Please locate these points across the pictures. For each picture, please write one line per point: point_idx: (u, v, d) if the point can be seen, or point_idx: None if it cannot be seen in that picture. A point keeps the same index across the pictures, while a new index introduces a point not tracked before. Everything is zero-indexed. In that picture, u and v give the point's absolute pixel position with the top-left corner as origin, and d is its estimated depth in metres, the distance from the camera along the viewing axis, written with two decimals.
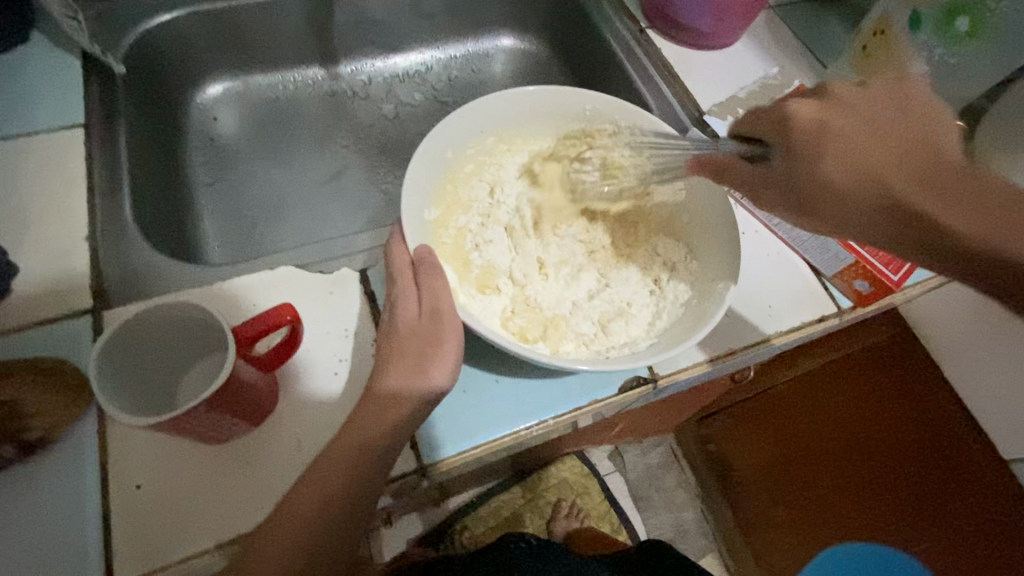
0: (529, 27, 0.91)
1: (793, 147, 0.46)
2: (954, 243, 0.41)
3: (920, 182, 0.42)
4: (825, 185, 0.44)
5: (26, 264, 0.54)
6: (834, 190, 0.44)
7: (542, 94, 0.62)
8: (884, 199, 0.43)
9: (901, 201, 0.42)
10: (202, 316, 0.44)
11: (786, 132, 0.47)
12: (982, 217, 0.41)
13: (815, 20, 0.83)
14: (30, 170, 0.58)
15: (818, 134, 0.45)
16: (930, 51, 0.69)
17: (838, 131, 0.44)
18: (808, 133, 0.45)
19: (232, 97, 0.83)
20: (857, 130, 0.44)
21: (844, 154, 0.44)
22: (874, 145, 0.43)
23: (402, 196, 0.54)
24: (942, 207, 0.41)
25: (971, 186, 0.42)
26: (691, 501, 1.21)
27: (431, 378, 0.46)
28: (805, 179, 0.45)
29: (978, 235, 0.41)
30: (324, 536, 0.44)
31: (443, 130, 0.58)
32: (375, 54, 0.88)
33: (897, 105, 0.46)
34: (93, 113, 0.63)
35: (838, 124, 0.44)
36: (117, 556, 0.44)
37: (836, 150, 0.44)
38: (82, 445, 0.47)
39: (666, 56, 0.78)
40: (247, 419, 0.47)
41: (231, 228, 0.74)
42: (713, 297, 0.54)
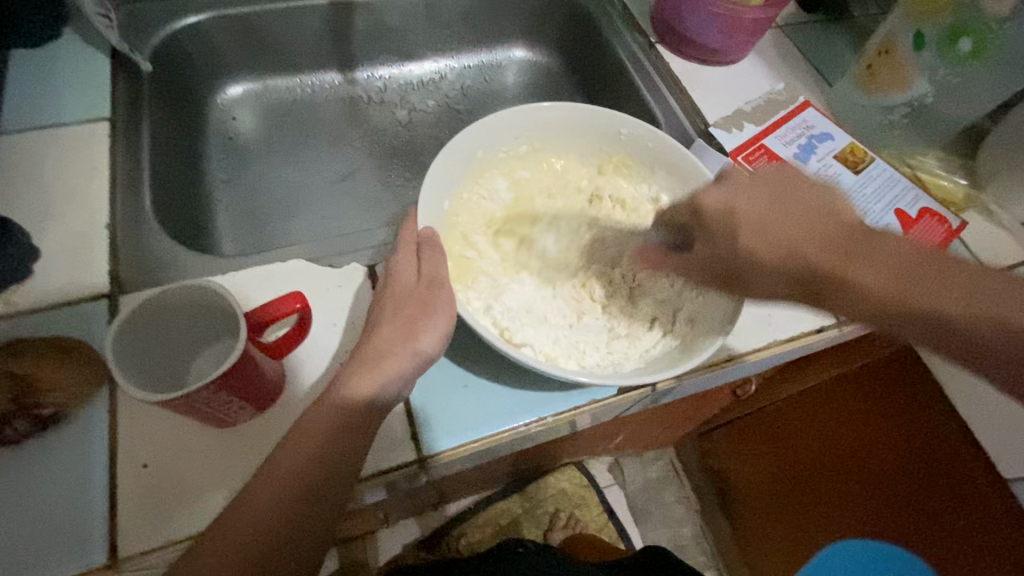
0: (542, 40, 0.94)
1: (710, 235, 0.48)
2: (871, 301, 0.42)
3: (835, 250, 0.43)
4: (747, 264, 0.46)
5: (48, 249, 0.56)
6: (762, 268, 0.45)
7: (578, 111, 0.64)
8: (802, 266, 0.44)
9: (817, 267, 0.43)
10: (212, 299, 0.45)
11: (701, 221, 0.49)
12: (890, 274, 0.41)
13: (821, 41, 0.85)
14: (56, 159, 0.61)
15: (729, 222, 0.47)
16: (932, 71, 0.70)
17: (745, 210, 0.47)
18: (718, 220, 0.48)
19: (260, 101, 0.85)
20: (758, 209, 0.46)
21: (765, 236, 0.45)
22: (779, 220, 0.45)
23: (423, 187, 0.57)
24: (857, 266, 0.42)
25: (875, 248, 0.43)
26: (690, 517, 1.20)
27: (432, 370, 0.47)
28: (727, 256, 0.47)
29: (895, 298, 0.41)
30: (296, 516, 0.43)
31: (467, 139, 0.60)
32: (392, 62, 0.91)
33: (782, 187, 0.47)
34: (118, 107, 0.66)
35: (746, 207, 0.47)
36: (122, 533, 0.45)
37: (748, 229, 0.46)
38: (91, 423, 0.48)
39: (675, 69, 0.79)
40: (254, 402, 0.48)
41: (246, 224, 0.76)
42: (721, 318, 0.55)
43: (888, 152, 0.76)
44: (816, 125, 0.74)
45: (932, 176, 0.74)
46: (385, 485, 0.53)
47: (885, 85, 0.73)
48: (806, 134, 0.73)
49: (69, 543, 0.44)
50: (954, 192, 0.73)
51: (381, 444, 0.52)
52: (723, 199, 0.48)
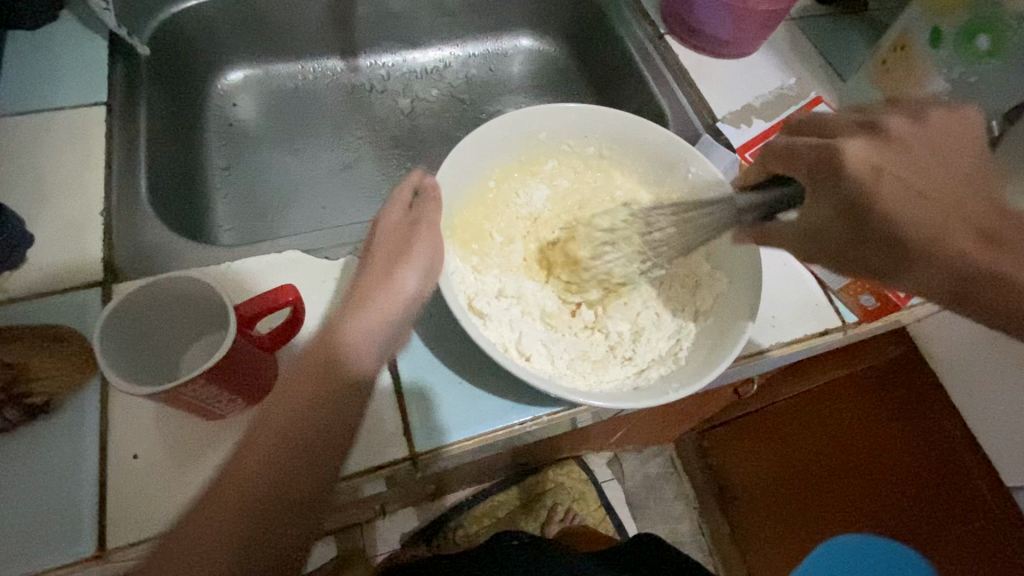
0: (550, 28, 0.92)
1: (851, 194, 0.43)
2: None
3: (983, 239, 0.41)
4: (894, 235, 0.42)
5: (42, 235, 0.55)
6: (915, 252, 0.42)
7: (650, 130, 0.62)
8: (952, 257, 0.41)
9: (969, 257, 0.41)
10: (203, 291, 0.45)
11: (837, 168, 0.43)
12: None
13: (834, 33, 0.82)
14: (51, 144, 0.60)
15: (877, 189, 0.42)
16: (949, 69, 0.66)
17: (894, 180, 0.42)
18: (866, 176, 0.42)
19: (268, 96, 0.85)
20: (910, 179, 0.42)
21: (923, 207, 0.42)
22: (938, 200, 0.42)
23: (463, 156, 0.59)
24: (1008, 266, 0.40)
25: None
26: (689, 514, 1.20)
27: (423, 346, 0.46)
28: (868, 220, 0.43)
29: None
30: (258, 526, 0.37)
31: (474, 142, 0.59)
32: (396, 49, 0.90)
33: (930, 159, 0.44)
34: (115, 92, 0.65)
35: (894, 167, 0.43)
36: (111, 524, 0.45)
37: (903, 202, 0.42)
38: (82, 413, 0.48)
39: (684, 62, 0.77)
40: (244, 396, 0.47)
41: (246, 213, 0.76)
42: (730, 334, 0.54)
43: None
44: None
45: None
46: (375, 481, 0.52)
47: (901, 79, 0.71)
48: None
49: (59, 531, 0.44)
50: None
51: (372, 439, 0.51)
52: (868, 159, 0.43)
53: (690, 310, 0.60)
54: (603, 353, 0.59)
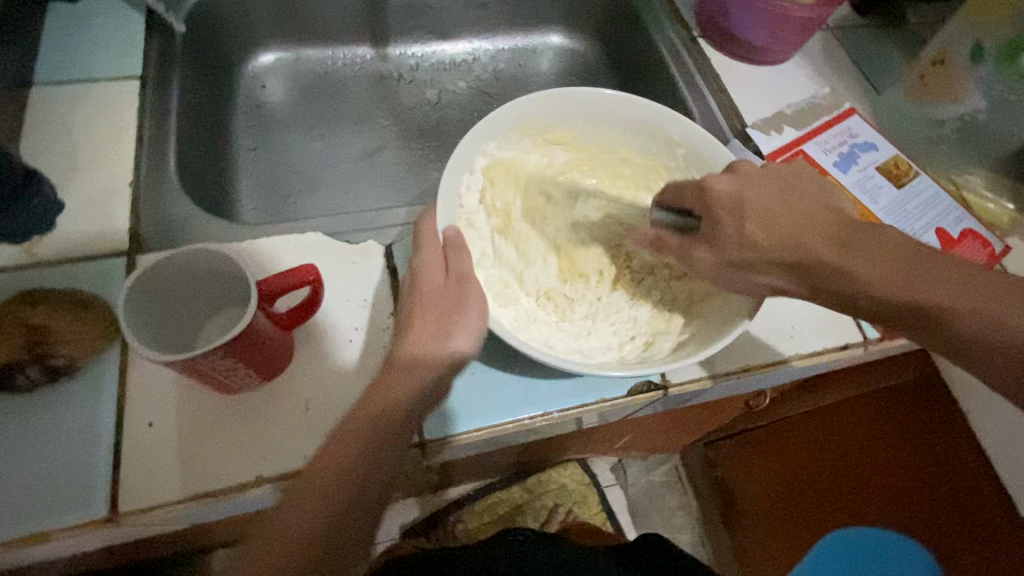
0: (581, 26, 0.92)
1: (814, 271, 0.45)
2: (878, 291, 0.42)
3: (832, 238, 0.45)
4: (747, 245, 0.47)
5: (72, 203, 0.56)
6: (761, 252, 0.46)
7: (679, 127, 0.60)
8: (795, 256, 0.45)
9: (814, 257, 0.45)
10: (226, 265, 0.45)
11: (708, 202, 0.50)
12: (880, 271, 0.42)
13: (871, 45, 0.81)
14: (84, 113, 0.61)
15: (735, 207, 0.48)
16: (989, 87, 0.67)
17: (754, 199, 0.48)
18: (725, 203, 0.49)
19: (301, 76, 0.86)
20: (767, 199, 0.48)
21: (767, 219, 0.47)
22: (783, 212, 0.47)
23: (499, 115, 0.59)
24: (855, 262, 0.43)
25: (865, 242, 0.44)
26: (691, 524, 1.18)
27: (455, 343, 0.46)
28: (730, 241, 0.48)
29: (900, 289, 0.42)
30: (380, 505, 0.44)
31: (515, 107, 0.59)
32: (425, 39, 0.90)
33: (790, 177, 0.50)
34: (149, 67, 0.66)
35: (854, 242, 0.44)
36: (122, 490, 0.45)
37: (752, 217, 0.47)
38: (99, 380, 0.49)
39: (715, 66, 0.77)
40: (260, 371, 0.48)
41: (269, 193, 0.77)
42: (725, 323, 0.54)
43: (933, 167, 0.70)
44: (859, 133, 0.70)
45: (977, 197, 0.69)
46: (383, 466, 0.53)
47: (936, 94, 0.70)
48: (849, 142, 0.70)
49: (75, 492, 0.45)
50: (998, 215, 0.67)
51: None
52: (731, 188, 0.49)
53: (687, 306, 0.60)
54: (583, 335, 0.60)
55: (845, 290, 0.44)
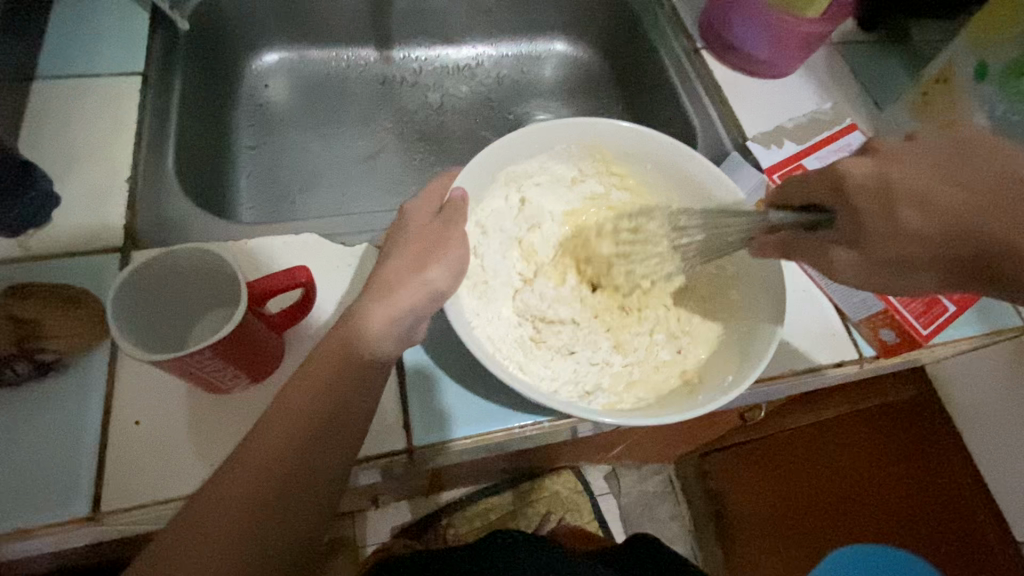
0: (585, 34, 0.92)
1: (855, 209, 0.44)
2: None
3: (994, 211, 0.40)
4: (894, 228, 0.42)
5: (69, 197, 0.56)
6: (925, 241, 0.41)
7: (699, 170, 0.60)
8: (963, 233, 0.41)
9: (993, 239, 0.40)
10: (217, 264, 0.45)
11: (846, 195, 0.45)
12: None
13: (874, 61, 0.81)
14: (86, 107, 0.61)
15: (884, 195, 0.43)
16: (992, 105, 0.64)
17: (903, 180, 0.42)
18: (866, 191, 0.44)
19: (346, 93, 0.86)
20: (926, 175, 0.42)
21: (927, 205, 0.41)
22: (944, 185, 0.41)
23: (519, 135, 0.59)
24: None
25: None
26: (683, 536, 1.18)
27: (430, 278, 0.47)
28: (881, 237, 0.43)
29: None
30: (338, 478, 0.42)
31: (571, 124, 0.61)
32: (430, 43, 0.90)
33: (948, 154, 0.43)
34: (151, 65, 0.66)
35: (902, 175, 0.42)
36: (107, 487, 0.45)
37: (907, 200, 0.42)
38: (88, 376, 0.48)
39: (718, 77, 0.77)
40: (249, 372, 0.47)
41: (265, 194, 0.76)
42: (738, 353, 0.54)
43: None
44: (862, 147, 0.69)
45: None
46: (372, 471, 0.53)
47: (938, 113, 0.69)
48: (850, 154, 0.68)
49: (57, 489, 0.44)
50: None
51: (374, 429, 0.52)
52: (874, 170, 0.44)
53: (676, 382, 0.55)
54: (557, 364, 0.57)
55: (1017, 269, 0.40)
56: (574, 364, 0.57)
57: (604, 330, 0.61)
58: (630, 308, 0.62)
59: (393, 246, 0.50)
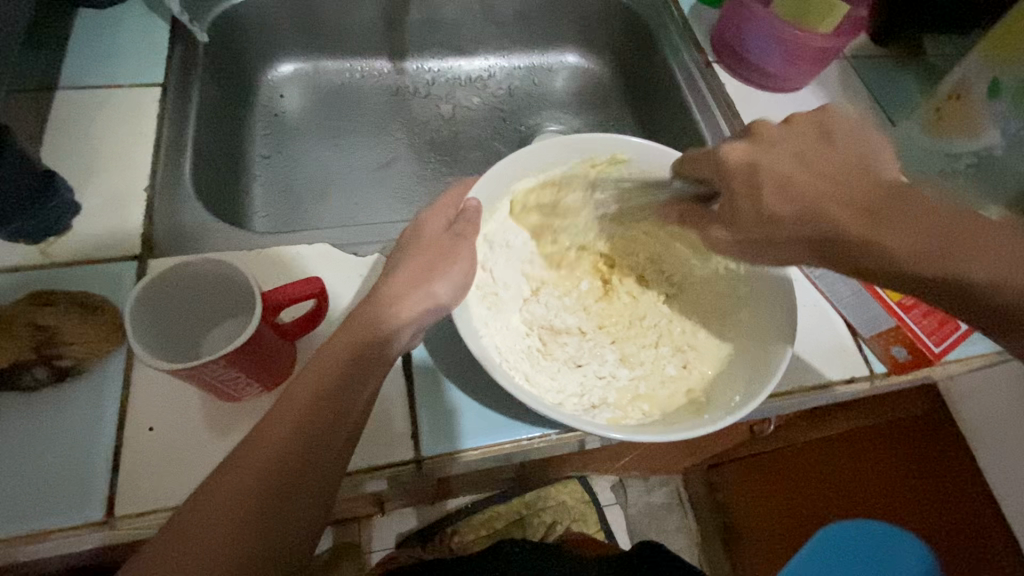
0: (596, 47, 0.92)
1: (731, 192, 0.48)
2: (904, 262, 0.41)
3: (855, 204, 0.43)
4: (763, 212, 0.46)
5: (89, 205, 0.58)
6: (780, 222, 0.45)
7: None
8: (818, 224, 0.44)
9: (841, 226, 0.43)
10: (232, 274, 0.46)
11: (726, 175, 0.48)
12: (921, 238, 0.41)
13: (887, 76, 0.81)
14: (107, 118, 0.63)
15: (753, 176, 0.47)
16: (1005, 122, 0.66)
17: (769, 166, 0.46)
18: (741, 174, 0.47)
19: (368, 108, 0.87)
20: (792, 165, 0.46)
21: (787, 189, 0.45)
22: (807, 175, 0.45)
23: (532, 148, 0.60)
24: (881, 231, 0.41)
25: (901, 207, 0.42)
26: (691, 549, 1.17)
27: (437, 287, 0.47)
28: (749, 219, 0.47)
29: (929, 255, 0.40)
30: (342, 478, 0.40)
31: (597, 141, 0.61)
32: (442, 55, 0.91)
33: (813, 143, 0.47)
34: (170, 76, 0.67)
35: (770, 163, 0.46)
36: (120, 493, 0.46)
37: (770, 182, 0.46)
38: (104, 381, 0.49)
39: (729, 91, 0.77)
40: (261, 381, 0.48)
41: (279, 202, 0.77)
42: (752, 368, 0.53)
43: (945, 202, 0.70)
44: None
45: None
46: (380, 480, 0.53)
47: (953, 129, 0.69)
48: None
49: (72, 494, 0.45)
50: None
51: (383, 438, 0.52)
52: (746, 156, 0.47)
53: (681, 400, 0.55)
54: (563, 375, 0.57)
55: (857, 257, 0.43)
56: (580, 377, 0.57)
57: (612, 345, 0.61)
58: (635, 322, 0.63)
59: (403, 259, 0.50)
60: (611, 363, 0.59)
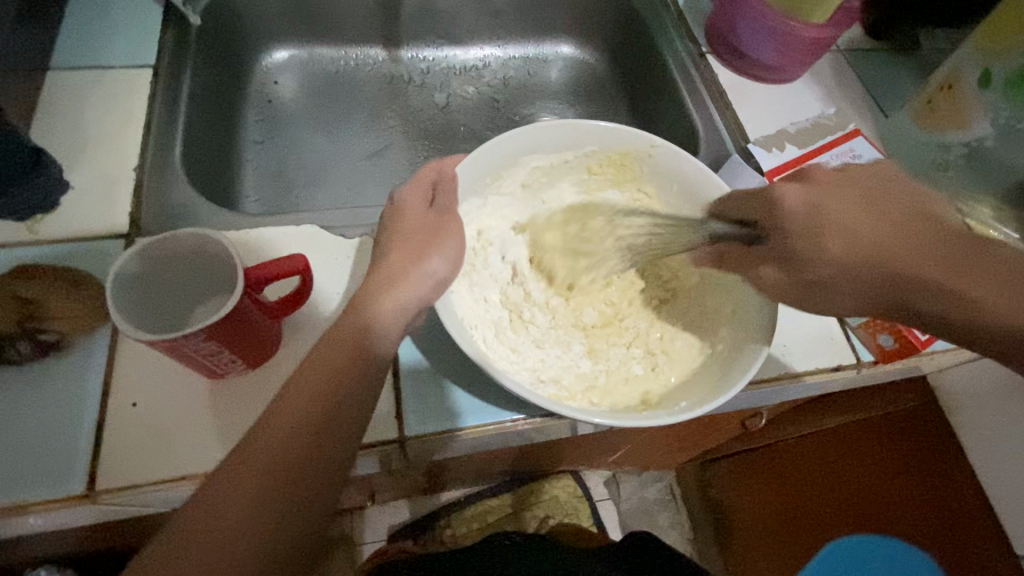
0: (592, 39, 0.93)
1: (781, 231, 0.46)
2: (985, 313, 0.41)
3: (934, 257, 0.42)
4: (816, 257, 0.44)
5: (78, 183, 0.58)
6: (840, 266, 0.43)
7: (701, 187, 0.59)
8: (893, 274, 0.43)
9: (920, 278, 0.42)
10: (213, 248, 0.45)
11: (778, 219, 0.46)
12: (992, 287, 0.41)
13: (881, 70, 0.81)
14: (98, 98, 0.63)
15: (815, 222, 0.44)
16: (995, 113, 0.63)
17: (833, 211, 0.44)
18: (800, 216, 0.45)
19: (367, 100, 0.87)
20: (850, 210, 0.44)
21: (851, 240, 0.43)
22: (870, 219, 0.43)
23: (528, 129, 0.60)
24: (963, 282, 0.41)
25: (976, 260, 0.42)
26: (683, 545, 1.16)
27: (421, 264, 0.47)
28: (810, 264, 0.44)
29: (1004, 303, 0.41)
30: (315, 481, 0.40)
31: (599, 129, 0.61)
32: (438, 44, 0.91)
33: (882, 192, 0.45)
34: (162, 58, 0.67)
35: (830, 205, 0.44)
36: (100, 468, 0.46)
37: (810, 229, 0.44)
38: (88, 357, 0.50)
39: (722, 81, 0.77)
40: (244, 357, 0.48)
41: (270, 186, 0.78)
42: (721, 363, 0.54)
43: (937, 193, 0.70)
44: (863, 154, 0.70)
45: None
46: (365, 460, 0.53)
47: (943, 121, 0.69)
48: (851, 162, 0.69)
49: (54, 467, 0.45)
50: None
51: None
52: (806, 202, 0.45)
53: (636, 399, 0.55)
54: (526, 350, 0.58)
55: (929, 311, 0.42)
56: (543, 355, 0.59)
57: (583, 338, 0.62)
58: (614, 321, 0.63)
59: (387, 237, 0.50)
60: (576, 353, 0.60)
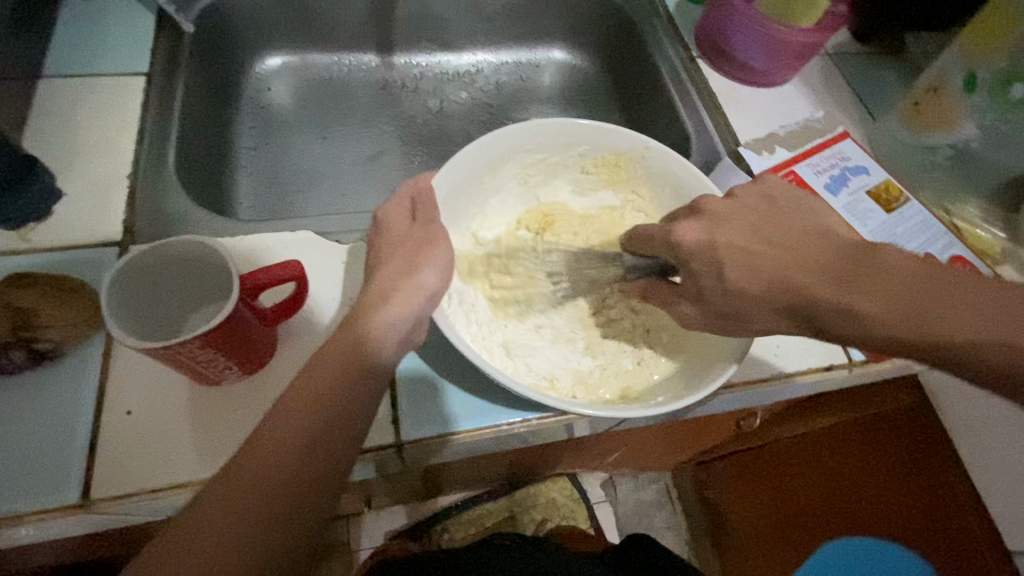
0: (583, 44, 0.93)
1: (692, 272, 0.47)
2: (885, 331, 0.39)
3: (832, 274, 0.41)
4: (734, 292, 0.44)
5: (71, 191, 0.58)
6: (744, 293, 0.43)
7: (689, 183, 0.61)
8: (792, 294, 0.42)
9: (808, 291, 0.41)
10: (209, 254, 0.45)
11: (680, 245, 0.48)
12: (889, 301, 0.39)
13: (867, 73, 0.82)
14: (90, 106, 0.63)
15: (715, 253, 0.45)
16: (981, 115, 0.68)
17: (728, 243, 0.45)
18: (700, 254, 0.46)
19: (361, 105, 0.88)
20: (745, 235, 0.45)
21: (746, 268, 0.43)
22: (765, 248, 0.44)
23: (523, 132, 0.61)
24: (856, 296, 0.40)
25: (874, 269, 0.41)
26: (680, 546, 1.17)
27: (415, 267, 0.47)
28: (711, 293, 0.45)
29: (902, 321, 0.39)
30: (295, 512, 0.35)
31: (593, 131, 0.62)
32: (430, 50, 0.92)
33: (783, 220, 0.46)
34: (155, 65, 0.67)
35: (725, 237, 0.45)
36: (95, 477, 0.45)
37: (734, 261, 0.44)
38: (83, 365, 0.49)
39: (713, 85, 0.77)
40: (240, 364, 0.48)
41: (264, 191, 0.78)
42: (709, 360, 0.54)
43: (924, 194, 0.71)
44: (851, 156, 0.71)
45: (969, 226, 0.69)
46: (362, 465, 0.53)
47: (929, 122, 0.70)
48: (839, 165, 0.70)
49: (49, 477, 0.45)
50: (989, 244, 0.67)
51: None
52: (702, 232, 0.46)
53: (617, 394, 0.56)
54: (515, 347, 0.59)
55: (832, 328, 0.41)
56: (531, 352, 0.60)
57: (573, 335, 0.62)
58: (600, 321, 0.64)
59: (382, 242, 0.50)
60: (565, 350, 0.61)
